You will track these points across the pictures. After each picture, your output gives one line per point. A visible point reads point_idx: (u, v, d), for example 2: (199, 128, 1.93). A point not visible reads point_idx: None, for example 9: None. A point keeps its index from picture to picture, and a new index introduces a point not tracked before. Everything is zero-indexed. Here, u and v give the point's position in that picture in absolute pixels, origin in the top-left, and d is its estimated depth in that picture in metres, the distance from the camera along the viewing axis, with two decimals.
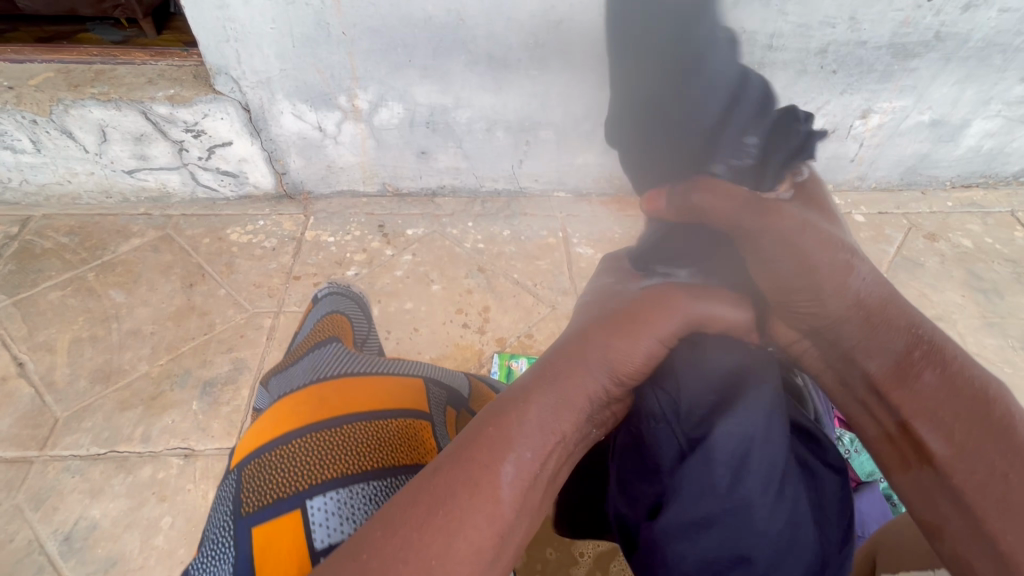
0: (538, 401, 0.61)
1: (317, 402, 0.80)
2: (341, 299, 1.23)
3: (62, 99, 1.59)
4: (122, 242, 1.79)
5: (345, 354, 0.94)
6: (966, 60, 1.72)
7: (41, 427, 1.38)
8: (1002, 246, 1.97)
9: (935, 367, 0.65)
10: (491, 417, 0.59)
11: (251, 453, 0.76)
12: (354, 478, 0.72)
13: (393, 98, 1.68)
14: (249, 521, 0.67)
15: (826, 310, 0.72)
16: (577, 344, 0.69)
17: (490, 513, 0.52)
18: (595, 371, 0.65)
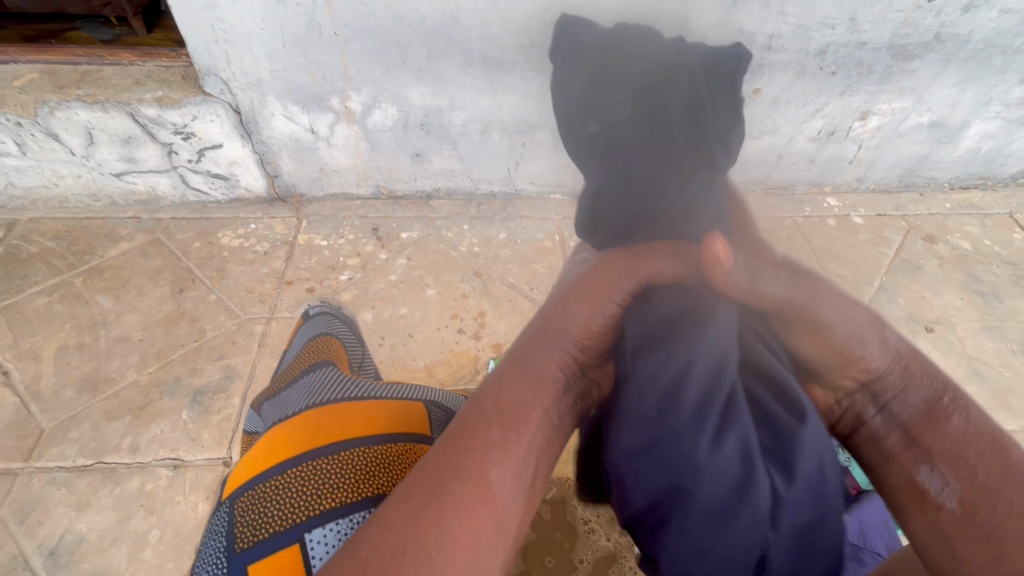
0: (512, 382, 0.67)
1: (313, 427, 0.78)
2: (332, 320, 1.25)
3: (47, 101, 1.56)
4: (110, 246, 1.75)
5: (341, 375, 0.92)
6: (966, 61, 1.71)
7: (27, 438, 1.35)
8: (1000, 248, 1.95)
9: (963, 413, 0.66)
10: (472, 405, 0.65)
11: (246, 482, 0.75)
12: (353, 507, 0.71)
13: (386, 100, 1.65)
14: (245, 558, 0.67)
15: (871, 365, 0.69)
16: (540, 321, 0.75)
17: (478, 497, 0.56)
18: (560, 344, 0.72)
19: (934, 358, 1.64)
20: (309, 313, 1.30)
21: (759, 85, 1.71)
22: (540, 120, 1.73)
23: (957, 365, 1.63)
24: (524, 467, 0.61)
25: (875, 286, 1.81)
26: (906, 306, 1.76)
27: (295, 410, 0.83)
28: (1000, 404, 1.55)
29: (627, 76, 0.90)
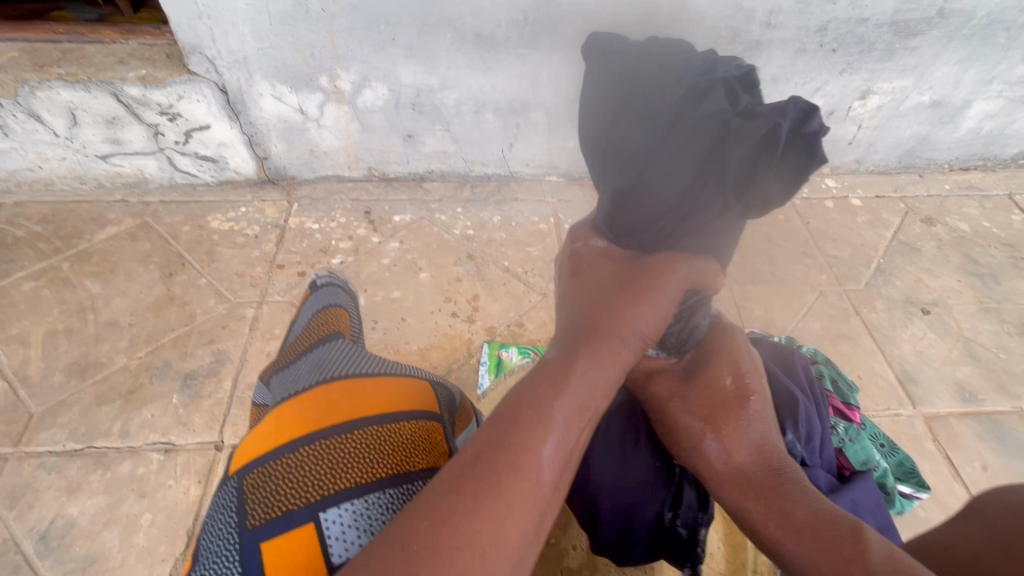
0: (578, 376, 0.57)
1: (327, 402, 0.75)
2: (333, 291, 1.20)
3: (28, 80, 1.52)
4: (97, 230, 1.72)
5: (349, 349, 0.88)
6: (970, 38, 1.67)
7: (15, 423, 1.34)
8: (999, 229, 1.93)
9: (792, 530, 0.58)
10: (527, 390, 0.55)
11: (255, 458, 0.70)
12: (368, 487, 0.68)
13: (376, 79, 1.61)
14: (257, 535, 0.63)
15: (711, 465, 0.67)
16: (601, 310, 0.66)
17: (533, 499, 0.48)
18: (627, 345, 0.63)
19: (930, 340, 1.63)
20: (318, 282, 1.28)
21: (757, 64, 1.66)
22: (534, 99, 1.70)
23: (952, 347, 1.62)
24: (569, 470, 0.54)
25: (872, 269, 1.80)
26: (903, 288, 1.75)
27: (306, 385, 0.80)
28: (994, 385, 1.54)
29: (669, 94, 0.71)
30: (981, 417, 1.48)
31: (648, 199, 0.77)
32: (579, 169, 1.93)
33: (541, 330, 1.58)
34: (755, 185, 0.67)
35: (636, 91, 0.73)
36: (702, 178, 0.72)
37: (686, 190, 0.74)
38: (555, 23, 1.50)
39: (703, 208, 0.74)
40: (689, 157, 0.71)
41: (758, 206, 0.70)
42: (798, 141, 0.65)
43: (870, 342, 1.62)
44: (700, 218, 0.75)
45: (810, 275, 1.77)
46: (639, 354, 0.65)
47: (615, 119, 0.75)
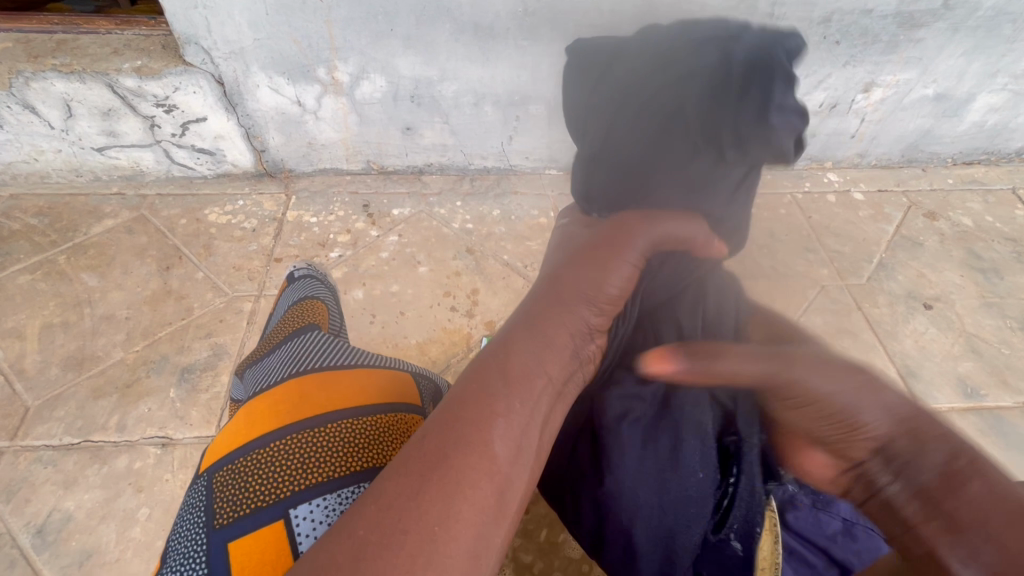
0: (522, 347, 0.57)
1: (298, 396, 0.74)
2: (310, 283, 1.20)
3: (22, 71, 1.50)
4: (94, 223, 1.71)
5: (326, 339, 0.86)
6: (976, 30, 1.65)
7: (11, 416, 1.33)
8: (1003, 224, 1.92)
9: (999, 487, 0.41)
10: (473, 366, 0.55)
11: (226, 455, 0.70)
12: (341, 482, 0.68)
13: (375, 70, 1.59)
14: (224, 535, 0.63)
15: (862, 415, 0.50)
16: (552, 275, 0.64)
17: (488, 473, 0.48)
18: (575, 308, 0.61)
19: (932, 336, 1.62)
20: (296, 275, 1.27)
21: None
22: (534, 92, 1.68)
23: (955, 342, 1.61)
24: (531, 437, 0.53)
25: (875, 263, 1.78)
26: (905, 283, 1.74)
27: (278, 378, 0.79)
28: (997, 381, 1.53)
29: (632, 71, 0.73)
30: (983, 412, 1.47)
31: (629, 155, 0.79)
32: None
33: None
34: (741, 138, 0.66)
35: (609, 68, 0.76)
36: (671, 136, 0.73)
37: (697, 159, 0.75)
38: (556, 14, 1.48)
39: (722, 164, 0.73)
40: (653, 130, 0.74)
41: (731, 151, 0.69)
42: (756, 92, 0.61)
43: (871, 337, 1.61)
44: (711, 173, 0.75)
45: (812, 270, 1.76)
46: (597, 313, 0.63)
47: (588, 119, 0.81)
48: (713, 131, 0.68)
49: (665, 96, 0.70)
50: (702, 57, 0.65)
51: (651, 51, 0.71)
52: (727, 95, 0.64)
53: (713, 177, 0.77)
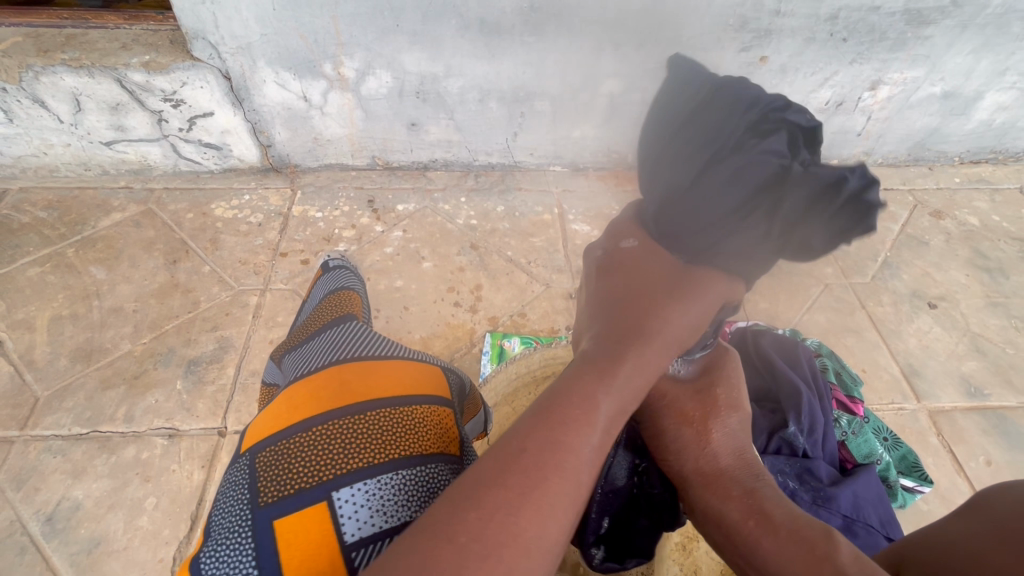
0: (625, 374, 0.58)
1: (340, 384, 0.75)
2: (343, 273, 1.16)
3: (32, 65, 1.51)
4: (102, 217, 1.73)
5: (362, 329, 0.87)
6: (984, 28, 1.64)
7: (21, 406, 1.35)
8: (1010, 223, 1.91)
9: (771, 532, 0.61)
10: (574, 383, 0.56)
11: (268, 436, 0.70)
12: (380, 468, 0.68)
13: (381, 66, 1.60)
14: (270, 513, 0.63)
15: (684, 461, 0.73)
16: (642, 303, 0.67)
17: (573, 499, 0.49)
18: (665, 347, 0.63)
19: (936, 335, 1.62)
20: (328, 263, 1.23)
21: (766, 53, 1.63)
22: (539, 87, 1.69)
23: (959, 341, 1.60)
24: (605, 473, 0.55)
25: (879, 262, 1.78)
26: (910, 282, 1.73)
27: (317, 365, 0.80)
28: (1000, 380, 1.53)
29: (699, 138, 0.70)
30: (986, 411, 1.47)
31: (691, 212, 0.71)
32: (584, 159, 1.92)
33: (543, 321, 1.58)
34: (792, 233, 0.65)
35: (699, 113, 0.71)
36: (751, 205, 0.67)
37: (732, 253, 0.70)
38: (562, 9, 1.49)
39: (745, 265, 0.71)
40: (729, 189, 0.67)
41: (794, 248, 0.66)
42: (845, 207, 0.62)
43: (875, 335, 1.60)
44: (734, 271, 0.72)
45: (816, 268, 1.75)
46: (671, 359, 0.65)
47: (668, 156, 0.73)
48: (800, 223, 0.64)
49: (751, 173, 0.66)
50: (745, 149, 0.67)
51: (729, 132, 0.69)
52: (801, 199, 0.63)
53: (758, 264, 0.72)
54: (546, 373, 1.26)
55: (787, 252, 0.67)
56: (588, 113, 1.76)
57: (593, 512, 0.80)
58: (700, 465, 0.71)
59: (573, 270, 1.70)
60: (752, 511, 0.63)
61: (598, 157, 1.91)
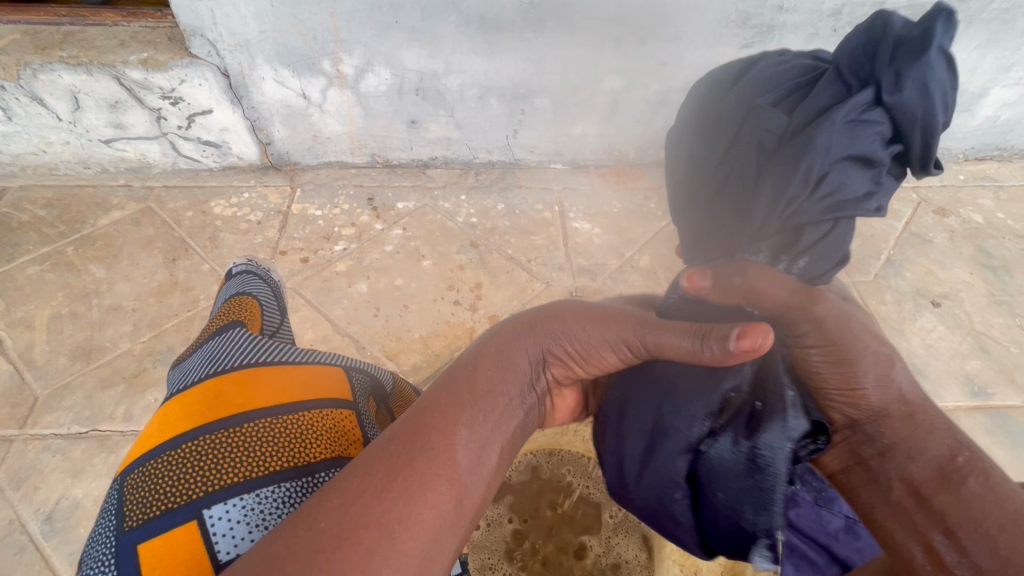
0: (486, 368, 0.63)
1: (214, 395, 0.68)
2: (251, 280, 1.10)
3: (30, 63, 1.51)
4: (101, 215, 1.73)
5: (251, 337, 0.79)
6: (988, 24, 1.62)
7: (21, 405, 1.35)
8: (1014, 221, 1.89)
9: (980, 474, 0.64)
10: (444, 382, 0.61)
11: (139, 457, 0.65)
12: (261, 481, 0.62)
13: (380, 63, 1.59)
14: (134, 537, 0.57)
15: (871, 402, 0.73)
16: (531, 312, 0.72)
17: (448, 480, 0.52)
18: (539, 341, 0.68)
19: (939, 333, 1.60)
20: (232, 272, 1.16)
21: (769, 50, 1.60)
22: (540, 85, 1.67)
23: (963, 340, 1.59)
24: (493, 453, 0.57)
25: (883, 260, 1.76)
26: (913, 280, 1.72)
27: (194, 378, 0.72)
28: (1004, 379, 1.52)
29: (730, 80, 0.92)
30: (990, 411, 1.46)
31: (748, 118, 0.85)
32: (584, 157, 1.91)
33: None
34: (890, 100, 0.75)
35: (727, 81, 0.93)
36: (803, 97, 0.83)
37: (833, 151, 0.76)
38: (563, 5, 1.48)
39: (851, 170, 0.78)
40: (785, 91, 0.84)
41: (890, 86, 0.74)
42: (906, 46, 0.73)
43: None
44: (846, 180, 0.78)
45: None
46: (559, 354, 0.70)
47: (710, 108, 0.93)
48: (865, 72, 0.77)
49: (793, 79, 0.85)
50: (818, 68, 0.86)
51: (791, 70, 0.86)
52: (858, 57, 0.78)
53: (855, 136, 0.76)
54: None
55: (884, 101, 0.75)
56: (589, 110, 1.75)
57: (780, 474, 0.71)
58: (885, 402, 0.72)
59: (574, 268, 1.69)
60: (956, 448, 0.67)
61: (598, 154, 1.90)
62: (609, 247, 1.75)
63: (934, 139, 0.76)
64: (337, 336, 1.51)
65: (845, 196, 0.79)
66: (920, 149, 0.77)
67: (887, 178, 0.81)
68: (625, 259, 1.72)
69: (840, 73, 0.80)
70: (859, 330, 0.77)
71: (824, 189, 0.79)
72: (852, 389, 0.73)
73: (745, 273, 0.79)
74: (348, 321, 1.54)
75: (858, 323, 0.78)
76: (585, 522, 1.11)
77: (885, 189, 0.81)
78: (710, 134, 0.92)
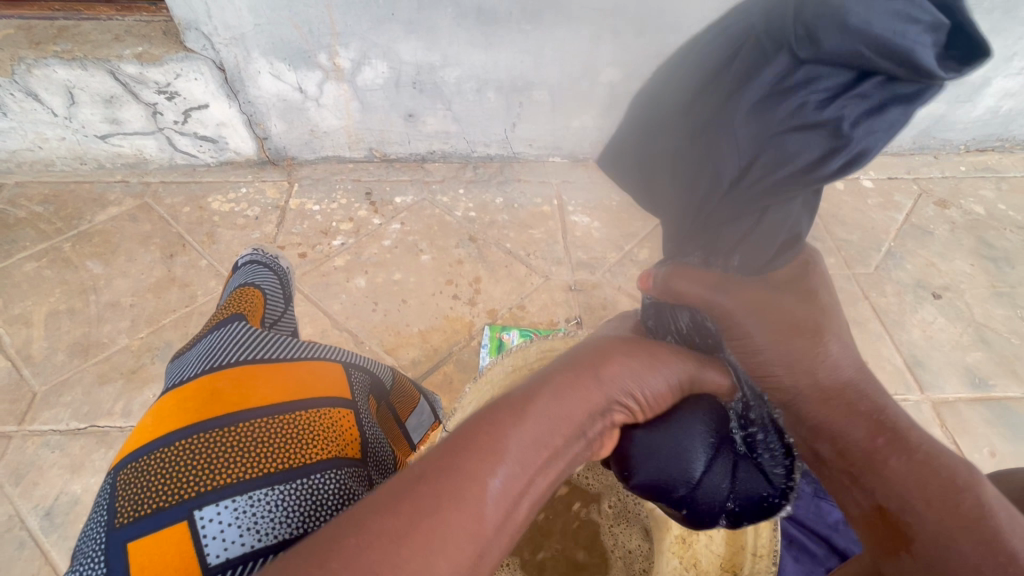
0: (540, 403, 0.56)
1: (209, 393, 0.67)
2: (258, 270, 1.09)
3: (24, 58, 1.49)
4: (98, 211, 1.72)
5: (247, 331, 0.78)
6: (991, 12, 1.60)
7: (19, 401, 1.35)
8: (1015, 212, 1.88)
9: (900, 453, 0.73)
10: (488, 412, 0.55)
11: (132, 452, 0.64)
12: (254, 483, 0.61)
13: (376, 56, 1.57)
14: (124, 535, 0.57)
15: (789, 385, 0.86)
16: (596, 349, 0.69)
17: (471, 536, 0.46)
18: (604, 385, 0.63)
19: (940, 325, 1.60)
20: (238, 263, 1.16)
21: None
22: (538, 77, 1.66)
23: (963, 332, 1.59)
24: (525, 511, 0.51)
25: (883, 251, 1.75)
26: (914, 271, 1.71)
27: (189, 374, 0.72)
28: (1005, 371, 1.52)
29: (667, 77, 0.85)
30: (991, 403, 1.46)
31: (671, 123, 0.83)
32: (583, 150, 1.90)
33: (543, 313, 1.57)
34: (808, 55, 0.65)
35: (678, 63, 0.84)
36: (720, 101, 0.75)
37: (743, 138, 0.73)
38: None
39: (795, 138, 0.69)
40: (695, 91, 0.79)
41: (807, 51, 0.64)
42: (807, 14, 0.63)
43: (878, 326, 1.58)
44: (789, 151, 0.70)
45: None
46: (621, 402, 0.65)
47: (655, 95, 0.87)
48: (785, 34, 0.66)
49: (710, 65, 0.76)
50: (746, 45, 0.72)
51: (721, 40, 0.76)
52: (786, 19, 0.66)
53: (798, 132, 0.68)
54: None
55: (800, 58, 0.66)
56: (587, 103, 1.74)
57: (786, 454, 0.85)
58: (803, 387, 0.85)
59: (573, 262, 1.68)
60: (879, 432, 0.76)
61: (597, 147, 1.89)
62: (608, 240, 1.74)
63: (920, 59, 0.58)
64: (335, 331, 1.50)
65: (789, 165, 0.70)
66: (901, 70, 0.60)
67: (897, 113, 0.63)
68: (624, 252, 1.72)
69: (767, 53, 0.69)
70: (793, 322, 0.87)
71: (757, 171, 0.74)
72: (768, 371, 0.88)
73: (685, 274, 0.91)
74: (347, 316, 1.54)
75: (796, 315, 0.88)
76: (587, 514, 1.11)
77: (883, 136, 0.65)
78: (649, 165, 0.90)
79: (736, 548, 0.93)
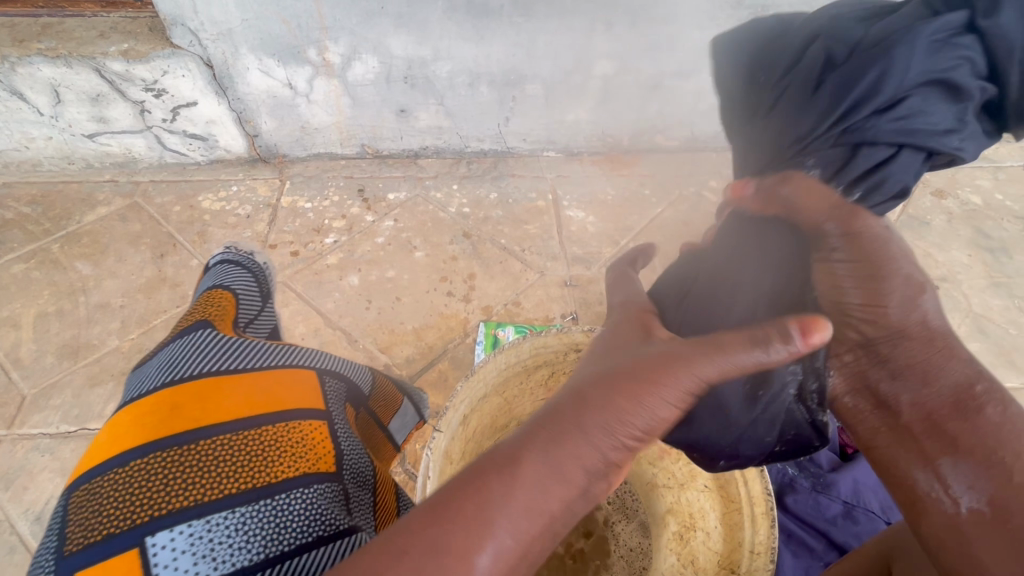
0: (530, 468, 0.49)
1: (166, 410, 0.65)
2: (227, 269, 1.07)
3: (6, 56, 1.46)
4: (87, 211, 1.70)
5: (213, 340, 0.76)
6: None
7: (8, 405, 1.33)
8: (1012, 202, 1.87)
9: (997, 404, 0.68)
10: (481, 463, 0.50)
11: (87, 472, 0.62)
12: (212, 505, 0.59)
13: (367, 51, 1.55)
14: (73, 563, 0.55)
15: (887, 319, 0.73)
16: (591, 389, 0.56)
17: None
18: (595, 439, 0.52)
19: None
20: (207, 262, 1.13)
21: None
22: (531, 70, 1.64)
23: (961, 322, 1.58)
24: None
25: None
26: None
27: (150, 388, 0.70)
28: (1003, 362, 1.51)
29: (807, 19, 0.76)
30: None
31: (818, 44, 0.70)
32: (577, 144, 1.89)
33: (539, 309, 1.56)
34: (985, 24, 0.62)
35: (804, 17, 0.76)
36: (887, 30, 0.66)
37: (911, 73, 0.64)
38: None
39: (935, 98, 0.65)
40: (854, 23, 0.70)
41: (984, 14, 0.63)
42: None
43: None
44: (926, 108, 0.65)
45: None
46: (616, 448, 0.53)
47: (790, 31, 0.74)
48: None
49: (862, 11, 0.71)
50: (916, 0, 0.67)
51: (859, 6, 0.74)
52: None
53: (940, 92, 0.64)
54: (538, 363, 1.03)
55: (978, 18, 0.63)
56: (582, 96, 1.72)
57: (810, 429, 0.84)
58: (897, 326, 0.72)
59: (568, 257, 1.67)
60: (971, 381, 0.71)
61: (591, 141, 1.88)
62: (603, 235, 1.73)
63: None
64: (328, 329, 1.49)
65: (925, 125, 0.65)
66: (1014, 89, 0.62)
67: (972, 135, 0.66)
68: (619, 247, 1.70)
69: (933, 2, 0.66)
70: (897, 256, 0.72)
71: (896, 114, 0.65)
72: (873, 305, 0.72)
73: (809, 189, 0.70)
74: (340, 313, 1.52)
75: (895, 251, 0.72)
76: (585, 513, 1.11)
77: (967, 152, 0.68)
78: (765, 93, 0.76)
79: (734, 544, 0.87)
